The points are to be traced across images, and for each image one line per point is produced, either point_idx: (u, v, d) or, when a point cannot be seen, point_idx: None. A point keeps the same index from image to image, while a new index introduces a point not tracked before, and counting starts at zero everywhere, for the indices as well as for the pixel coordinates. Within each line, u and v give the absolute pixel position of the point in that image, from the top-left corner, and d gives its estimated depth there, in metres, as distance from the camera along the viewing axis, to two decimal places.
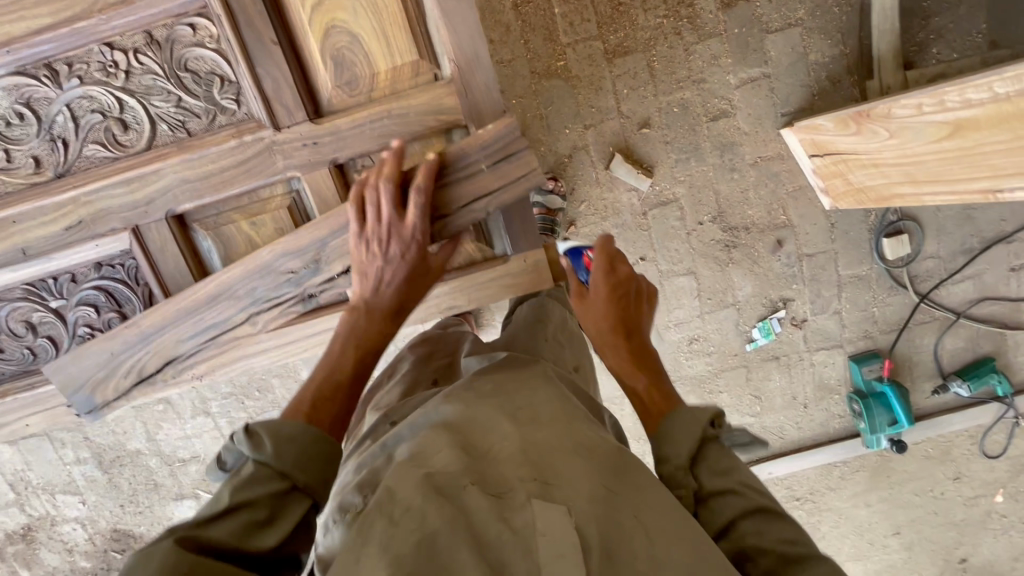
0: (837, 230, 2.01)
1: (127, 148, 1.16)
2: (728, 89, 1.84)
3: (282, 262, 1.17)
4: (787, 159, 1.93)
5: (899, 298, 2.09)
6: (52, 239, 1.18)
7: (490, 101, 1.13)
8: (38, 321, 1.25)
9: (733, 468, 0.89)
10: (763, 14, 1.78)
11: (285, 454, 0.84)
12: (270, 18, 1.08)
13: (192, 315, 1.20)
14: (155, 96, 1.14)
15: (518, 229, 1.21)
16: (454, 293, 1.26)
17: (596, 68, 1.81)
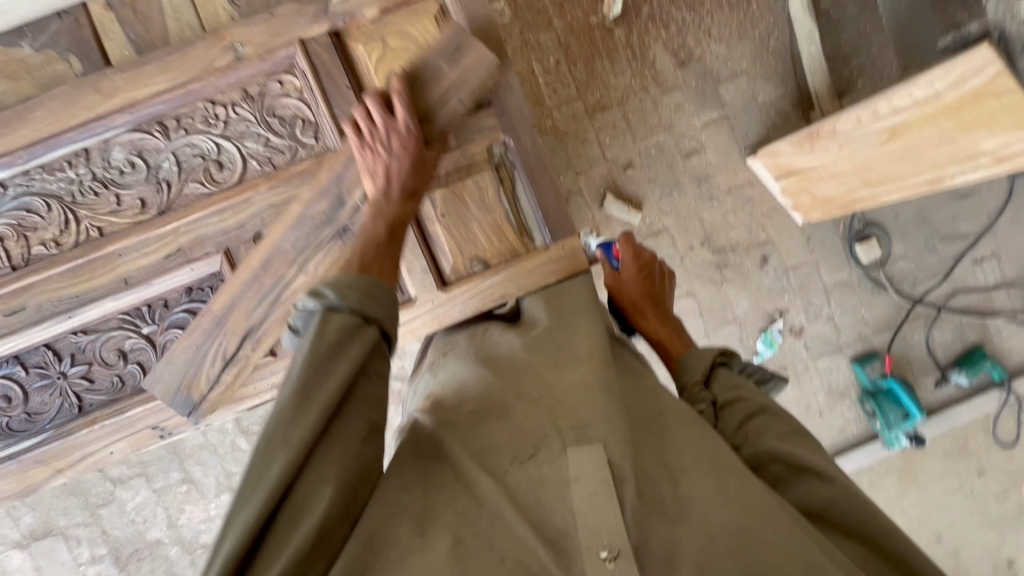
0: (813, 242, 2.22)
1: (223, 184, 1.30)
2: (696, 130, 2.13)
3: (314, 207, 1.25)
4: (757, 184, 2.17)
5: (884, 298, 2.26)
6: (154, 266, 1.30)
7: (522, 118, 1.33)
8: (130, 348, 1.35)
9: (739, 384, 1.16)
10: (713, 69, 2.12)
11: (350, 295, 0.95)
12: (344, 70, 1.27)
13: (251, 286, 1.27)
14: (248, 139, 1.29)
15: (556, 221, 1.34)
16: (506, 284, 1.34)
17: (580, 124, 2.09)
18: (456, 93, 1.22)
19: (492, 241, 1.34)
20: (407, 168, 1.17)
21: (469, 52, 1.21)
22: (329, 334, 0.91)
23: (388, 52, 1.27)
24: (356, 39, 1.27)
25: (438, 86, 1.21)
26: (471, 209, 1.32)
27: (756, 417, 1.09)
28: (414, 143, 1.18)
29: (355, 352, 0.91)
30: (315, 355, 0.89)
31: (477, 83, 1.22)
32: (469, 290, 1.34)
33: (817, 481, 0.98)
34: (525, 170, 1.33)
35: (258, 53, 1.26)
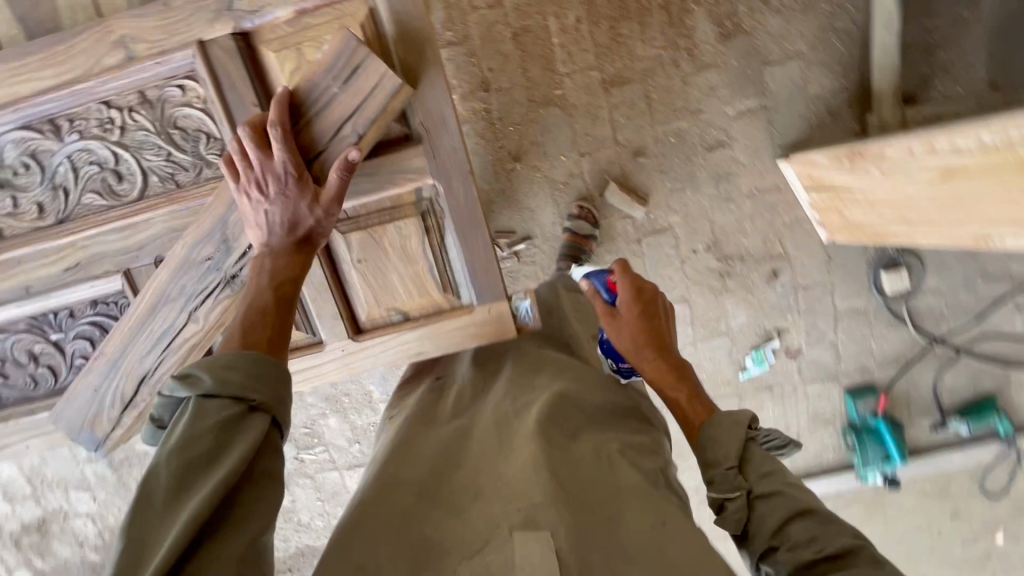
0: (834, 262, 1.99)
1: (124, 199, 1.21)
2: (726, 120, 1.85)
3: (196, 252, 1.18)
4: (784, 190, 1.92)
5: (898, 332, 2.07)
6: (54, 279, 1.26)
7: (455, 161, 1.20)
8: (40, 352, 1.34)
9: (775, 471, 1.00)
10: (763, 47, 1.78)
11: (230, 380, 0.86)
12: (252, 83, 1.13)
13: (144, 326, 1.23)
14: (147, 151, 1.18)
15: (481, 280, 1.33)
16: (423, 339, 1.38)
17: (592, 97, 1.83)
18: (359, 130, 1.09)
19: (413, 297, 1.35)
20: (292, 216, 1.04)
21: (365, 72, 1.07)
22: (205, 432, 0.80)
23: (305, 66, 1.12)
24: (269, 44, 1.11)
25: (330, 113, 1.08)
26: (391, 261, 1.30)
27: (794, 511, 0.95)
28: (296, 185, 1.03)
29: (252, 437, 0.83)
30: (193, 444, 0.79)
31: (373, 111, 1.09)
32: (386, 339, 1.37)
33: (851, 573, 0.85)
34: (453, 221, 1.26)
35: (152, 54, 1.10)
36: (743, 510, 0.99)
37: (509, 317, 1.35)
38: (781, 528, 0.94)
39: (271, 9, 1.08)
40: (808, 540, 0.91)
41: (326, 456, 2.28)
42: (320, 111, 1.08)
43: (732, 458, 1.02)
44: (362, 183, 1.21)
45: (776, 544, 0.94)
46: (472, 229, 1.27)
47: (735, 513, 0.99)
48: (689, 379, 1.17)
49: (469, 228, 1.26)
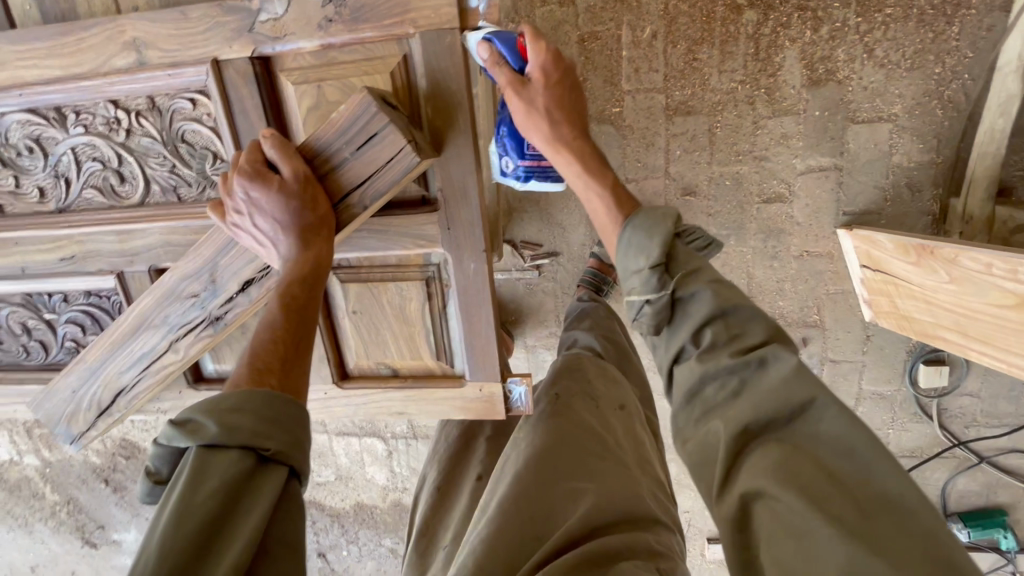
0: (871, 343, 1.86)
1: (126, 200, 1.16)
2: (791, 173, 1.69)
3: (184, 284, 1.10)
4: (837, 259, 1.77)
5: (921, 427, 1.94)
6: (48, 266, 1.22)
7: (471, 237, 1.12)
8: (33, 327, 1.31)
9: (701, 269, 0.84)
10: (853, 101, 1.60)
11: (240, 428, 0.69)
12: (266, 113, 1.05)
13: (122, 347, 1.16)
14: (152, 158, 1.12)
15: (478, 359, 1.24)
16: (407, 400, 1.31)
17: (652, 122, 1.69)
18: (367, 202, 0.98)
19: (405, 356, 1.28)
20: (306, 249, 0.93)
21: (381, 142, 0.93)
22: (208, 501, 0.63)
23: (325, 105, 1.03)
24: (290, 73, 1.03)
25: (341, 175, 0.96)
26: (386, 316, 1.24)
27: (715, 310, 0.81)
28: (289, 199, 0.92)
29: (266, 500, 0.66)
30: (192, 515, 0.62)
31: (385, 183, 0.97)
32: (367, 391, 1.31)
33: (780, 396, 0.73)
34: (458, 294, 1.17)
35: (163, 64, 1.03)
36: (666, 310, 0.84)
37: (501, 399, 1.26)
38: (701, 327, 0.81)
39: (295, 40, 1.00)
40: (728, 344, 0.79)
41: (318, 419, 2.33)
42: (324, 170, 0.97)
43: (655, 257, 0.84)
44: (370, 239, 1.15)
45: (691, 347, 0.81)
46: (476, 306, 1.18)
47: (656, 313, 0.84)
48: (599, 153, 1.03)
49: (472, 304, 1.18)
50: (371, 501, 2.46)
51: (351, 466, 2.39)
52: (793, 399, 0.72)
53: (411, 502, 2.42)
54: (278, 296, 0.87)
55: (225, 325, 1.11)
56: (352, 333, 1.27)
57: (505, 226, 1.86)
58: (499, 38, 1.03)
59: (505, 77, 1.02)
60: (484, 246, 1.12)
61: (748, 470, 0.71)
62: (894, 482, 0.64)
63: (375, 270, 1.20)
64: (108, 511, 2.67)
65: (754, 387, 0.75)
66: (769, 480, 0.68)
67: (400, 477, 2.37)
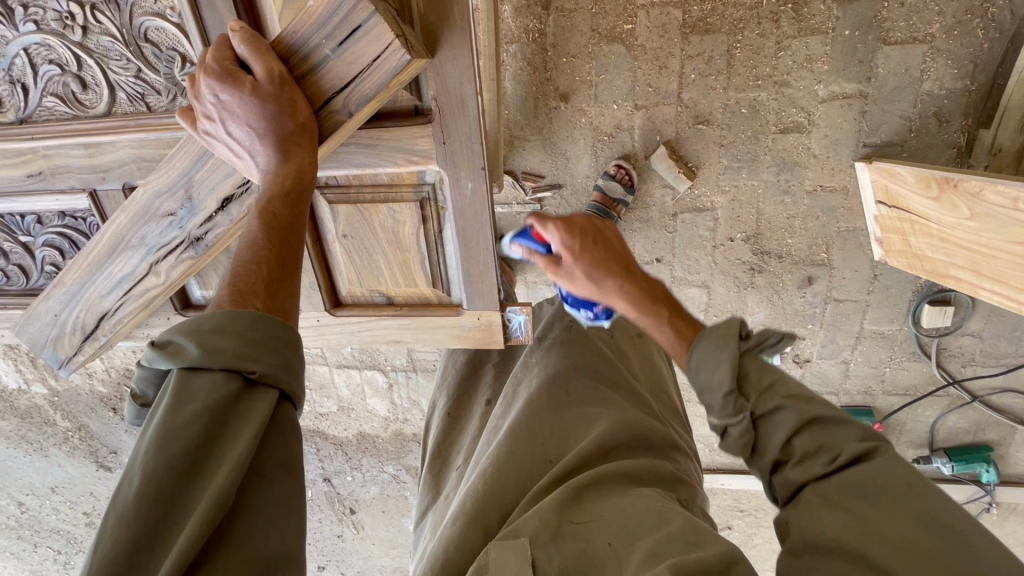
0: (878, 283, 1.82)
1: (91, 111, 1.08)
2: (812, 101, 1.58)
3: (158, 203, 1.04)
4: (851, 195, 1.70)
5: (919, 366, 1.94)
6: (15, 183, 1.15)
7: (468, 154, 1.04)
8: (10, 249, 1.26)
9: (778, 381, 0.72)
10: (888, 19, 1.47)
11: (223, 350, 0.66)
12: (236, 5, 0.94)
13: (101, 269, 1.12)
14: (114, 61, 1.03)
15: (475, 286, 1.21)
16: (401, 327, 1.29)
17: (666, 41, 1.56)
18: (351, 108, 0.91)
19: (399, 284, 1.24)
20: (287, 160, 0.86)
21: (366, 37, 0.85)
22: (192, 423, 0.62)
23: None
24: None
25: (324, 80, 0.89)
26: (378, 241, 1.18)
27: (800, 422, 0.69)
28: (266, 104, 0.84)
29: (254, 423, 0.65)
30: (175, 438, 0.61)
31: (371, 88, 0.89)
32: (363, 319, 1.30)
33: (876, 475, 0.64)
34: (454, 218, 1.12)
35: None
36: (749, 435, 0.72)
37: (499, 328, 1.23)
38: (787, 442, 0.70)
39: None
40: (819, 452, 0.68)
41: (318, 352, 2.34)
42: (302, 72, 0.89)
43: (726, 378, 0.73)
44: (358, 154, 1.07)
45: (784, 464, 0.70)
46: (474, 230, 1.13)
47: (737, 442, 0.73)
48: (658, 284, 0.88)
49: (470, 228, 1.13)
50: (373, 431, 2.52)
51: (353, 398, 2.43)
52: (888, 478, 0.64)
53: (412, 432, 2.48)
54: (258, 212, 0.82)
55: (207, 246, 1.07)
56: (346, 260, 1.22)
57: (506, 155, 1.77)
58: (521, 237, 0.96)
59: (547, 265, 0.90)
60: (484, 164, 1.05)
61: (825, 527, 0.64)
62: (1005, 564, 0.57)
63: (364, 190, 1.13)
64: (120, 437, 2.75)
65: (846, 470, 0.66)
66: (842, 544, 0.62)
67: (401, 409, 2.42)
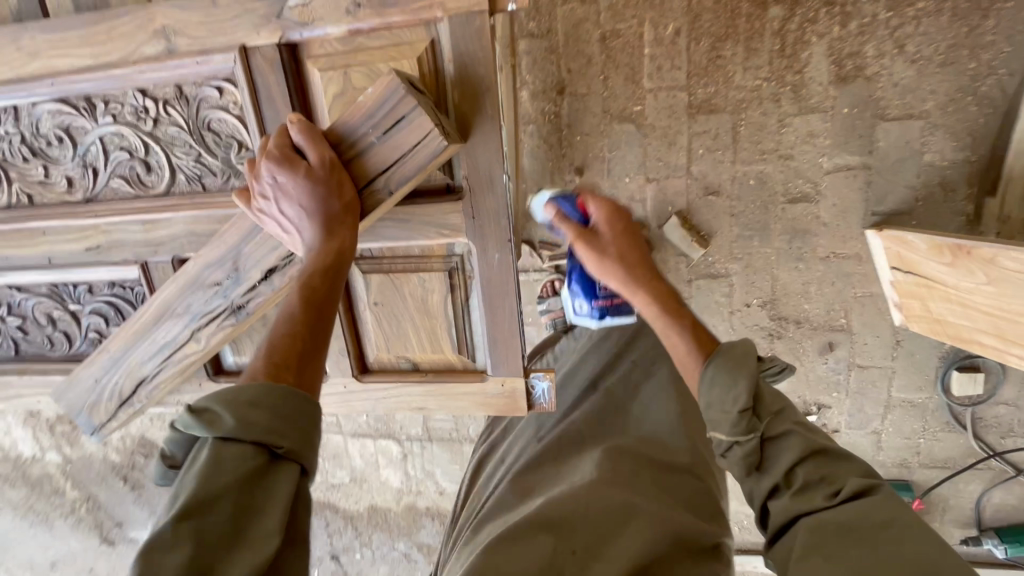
0: (901, 348, 1.80)
1: (151, 191, 1.17)
2: (817, 173, 1.65)
3: (207, 273, 1.11)
4: (865, 261, 1.72)
5: (955, 436, 1.86)
6: (74, 255, 1.23)
7: (495, 228, 1.10)
8: (58, 318, 1.32)
9: (786, 409, 0.88)
10: (883, 98, 1.56)
11: (257, 423, 0.68)
12: (292, 99, 1.05)
13: (146, 335, 1.17)
14: (178, 147, 1.13)
15: (501, 352, 1.22)
16: (427, 394, 1.29)
17: (674, 120, 1.67)
18: (391, 187, 0.98)
19: (426, 350, 1.27)
20: (329, 239, 0.91)
21: (409, 126, 0.93)
22: (220, 493, 0.63)
23: (352, 91, 1.03)
24: (316, 61, 1.03)
25: (365, 163, 0.96)
26: (407, 310, 1.23)
27: (806, 449, 0.84)
28: (313, 181, 0.91)
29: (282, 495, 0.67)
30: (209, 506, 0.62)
31: (407, 171, 0.97)
32: (389, 386, 1.30)
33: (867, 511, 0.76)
34: (481, 286, 1.16)
35: (192, 51, 1.03)
36: (755, 452, 0.86)
37: (523, 396, 1.26)
38: (791, 468, 0.84)
39: (321, 25, 1.00)
40: (821, 483, 0.81)
41: (334, 420, 2.32)
42: (350, 155, 0.96)
43: (745, 400, 0.85)
44: (391, 228, 1.13)
45: (783, 488, 0.83)
46: (501, 300, 1.16)
47: (744, 454, 0.86)
48: (677, 299, 1.06)
49: (497, 296, 1.16)
50: (386, 504, 2.44)
51: (367, 468, 2.38)
52: (876, 518, 0.75)
53: (426, 505, 2.40)
54: (297, 285, 0.86)
55: (249, 314, 1.12)
56: (375, 327, 1.26)
57: (524, 225, 1.85)
58: (563, 203, 1.22)
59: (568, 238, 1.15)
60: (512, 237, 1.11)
61: None
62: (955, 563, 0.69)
63: (396, 260, 1.19)
64: (127, 507, 2.69)
65: (848, 507, 0.77)
66: None
67: (415, 480, 2.36)
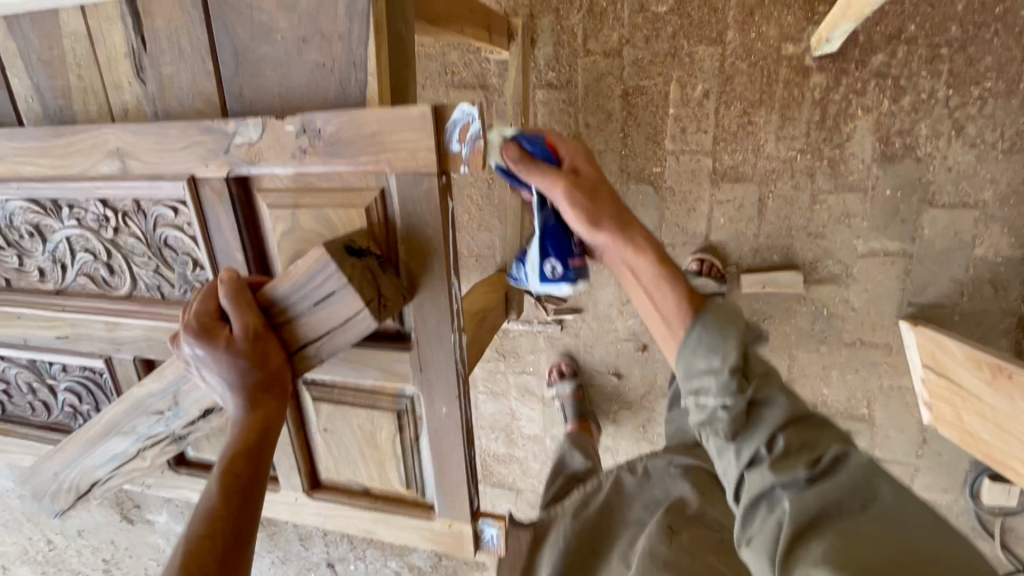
0: (928, 447, 1.65)
1: (115, 296, 0.97)
2: (850, 254, 1.51)
3: (151, 400, 0.89)
4: (895, 351, 1.58)
5: (980, 545, 1.71)
6: (46, 341, 1.03)
7: (445, 388, 0.84)
8: (36, 387, 1.13)
9: (772, 370, 0.70)
10: (932, 182, 1.41)
11: None
12: (241, 231, 0.84)
13: (89, 449, 0.95)
14: (139, 257, 0.93)
15: (448, 499, 0.91)
16: (370, 526, 0.98)
17: (695, 185, 1.55)
18: (325, 355, 0.79)
19: (374, 475, 0.96)
20: (253, 413, 0.74)
21: (342, 300, 0.74)
22: None
23: (299, 233, 0.81)
24: (266, 191, 0.81)
25: (298, 332, 0.77)
26: (350, 433, 0.94)
27: (791, 415, 0.68)
28: (239, 357, 0.74)
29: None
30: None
31: (345, 342, 0.77)
32: (330, 510, 1.00)
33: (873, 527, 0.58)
34: (427, 439, 0.88)
35: (145, 176, 0.84)
36: (740, 420, 0.67)
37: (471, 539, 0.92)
38: (773, 434, 0.66)
39: (270, 166, 0.79)
40: (801, 450, 0.65)
41: None
42: (281, 321, 0.77)
43: (733, 359, 0.67)
44: (338, 363, 0.89)
45: (763, 455, 0.65)
46: (445, 451, 0.89)
47: (729, 423, 0.67)
48: (674, 264, 0.83)
49: (441, 451, 0.89)
50: None
51: None
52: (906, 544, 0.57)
53: None
54: (219, 471, 0.69)
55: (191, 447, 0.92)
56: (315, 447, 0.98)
57: None
58: (527, 139, 0.91)
59: (541, 181, 0.91)
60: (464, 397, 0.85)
61: None
62: (990, 570, 0.56)
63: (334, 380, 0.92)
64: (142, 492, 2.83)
65: (827, 489, 0.61)
66: None
67: None
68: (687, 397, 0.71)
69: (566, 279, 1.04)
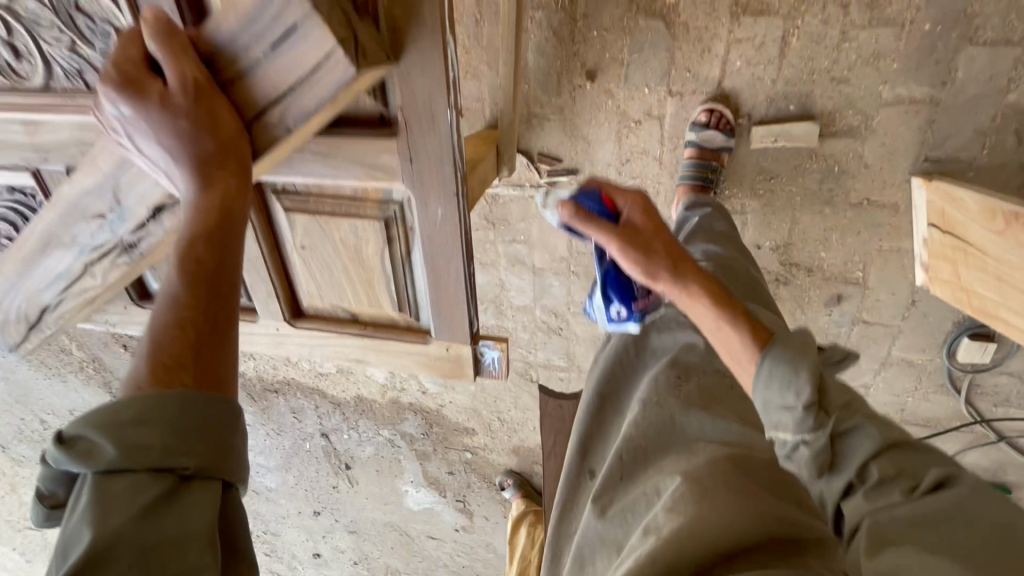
0: (915, 310, 1.67)
1: (28, 85, 0.98)
2: (872, 103, 1.39)
3: (87, 201, 0.95)
4: (901, 212, 1.53)
5: (945, 400, 1.81)
6: None
7: (436, 170, 0.98)
8: None
9: None
10: (979, 14, 1.25)
11: (148, 446, 0.60)
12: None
13: (34, 265, 1.05)
14: (45, 30, 0.92)
15: (446, 312, 1.18)
16: (366, 346, 1.30)
17: (713, 20, 1.37)
18: (288, 122, 0.82)
19: (365, 305, 1.25)
20: (209, 186, 0.77)
21: (302, 46, 0.75)
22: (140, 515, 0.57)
23: None
24: None
25: (252, 87, 0.79)
26: (340, 255, 1.17)
27: None
28: (176, 119, 0.75)
29: (195, 525, 0.59)
30: (108, 555, 0.54)
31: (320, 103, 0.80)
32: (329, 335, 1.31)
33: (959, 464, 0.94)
34: (421, 239, 1.08)
35: None
36: None
37: (469, 362, 1.24)
38: None
39: None
40: None
41: None
42: (227, 78, 0.78)
43: (808, 396, 0.78)
44: (340, 146, 1.00)
45: None
46: (438, 235, 1.06)
47: None
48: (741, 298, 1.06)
49: (434, 235, 1.06)
50: (371, 395, 2.53)
51: None
52: None
53: (408, 401, 2.50)
54: (179, 254, 0.73)
55: (142, 255, 0.99)
56: (323, 255, 1.19)
57: (522, 133, 1.63)
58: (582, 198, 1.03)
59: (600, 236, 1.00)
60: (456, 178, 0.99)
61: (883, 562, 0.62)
62: None
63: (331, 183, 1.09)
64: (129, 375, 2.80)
65: None
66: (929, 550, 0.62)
67: (399, 377, 2.42)
68: (771, 430, 0.83)
69: (632, 319, 1.20)
